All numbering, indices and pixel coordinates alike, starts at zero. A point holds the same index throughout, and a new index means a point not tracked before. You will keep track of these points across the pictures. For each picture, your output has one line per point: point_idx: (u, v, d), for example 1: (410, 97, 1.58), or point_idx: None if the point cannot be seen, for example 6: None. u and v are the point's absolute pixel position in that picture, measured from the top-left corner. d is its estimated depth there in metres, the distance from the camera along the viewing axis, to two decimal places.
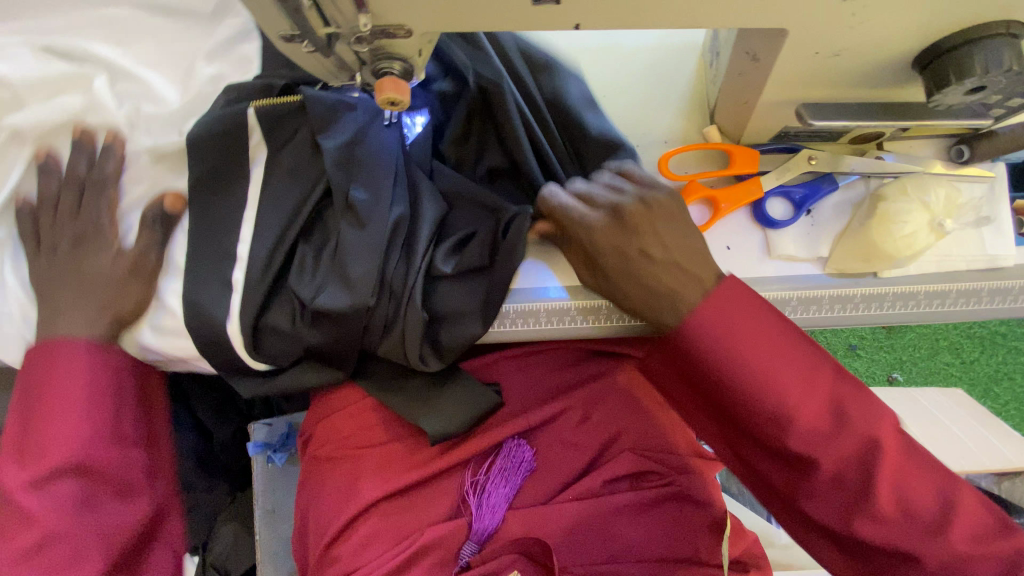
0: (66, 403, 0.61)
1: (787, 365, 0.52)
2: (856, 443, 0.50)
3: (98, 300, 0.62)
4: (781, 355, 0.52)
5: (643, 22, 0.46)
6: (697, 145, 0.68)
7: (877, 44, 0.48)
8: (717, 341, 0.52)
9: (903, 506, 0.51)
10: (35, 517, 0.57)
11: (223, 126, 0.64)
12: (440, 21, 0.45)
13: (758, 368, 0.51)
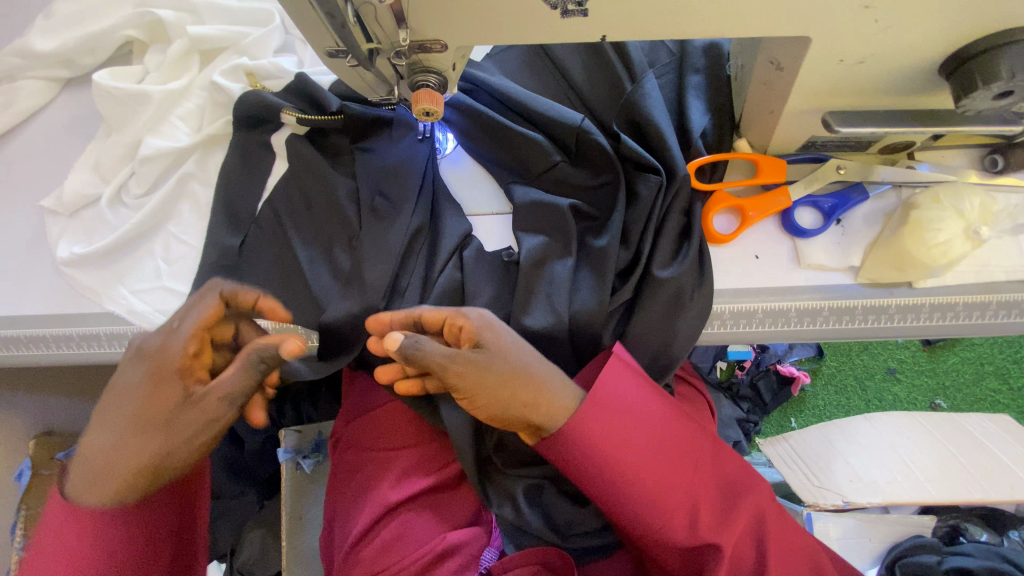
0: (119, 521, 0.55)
1: (646, 436, 0.60)
2: (703, 477, 0.61)
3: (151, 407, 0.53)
4: (651, 452, 0.60)
5: (667, 33, 0.48)
6: (725, 156, 0.68)
7: (903, 50, 0.49)
8: (613, 446, 0.59)
9: (724, 517, 0.60)
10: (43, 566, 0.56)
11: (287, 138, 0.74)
12: (473, 35, 0.47)
13: (618, 448, 0.59)
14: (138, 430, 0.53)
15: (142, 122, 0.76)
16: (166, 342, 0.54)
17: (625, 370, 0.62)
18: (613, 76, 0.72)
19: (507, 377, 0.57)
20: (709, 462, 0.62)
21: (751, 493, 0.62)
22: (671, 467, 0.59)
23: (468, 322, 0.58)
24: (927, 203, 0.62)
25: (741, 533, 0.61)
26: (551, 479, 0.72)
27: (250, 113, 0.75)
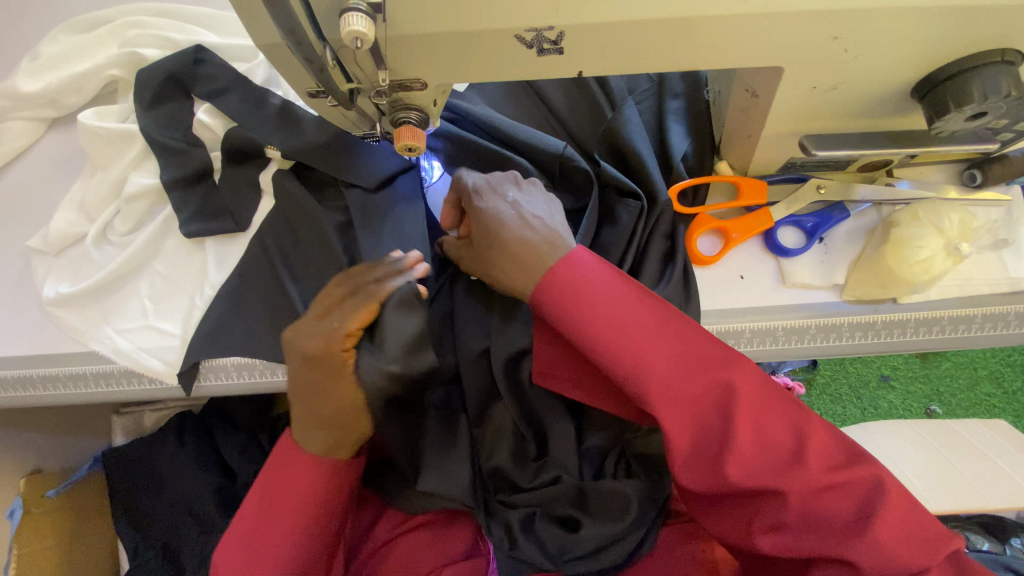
0: (294, 491, 0.59)
1: (600, 281, 0.57)
2: (708, 389, 0.54)
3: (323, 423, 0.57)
4: (606, 294, 0.56)
5: (642, 66, 0.49)
6: (708, 179, 0.69)
7: (872, 77, 0.50)
8: (566, 296, 0.57)
9: (758, 443, 0.53)
10: None
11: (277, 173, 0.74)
12: (452, 72, 0.48)
13: (576, 297, 0.57)
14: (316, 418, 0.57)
15: (126, 160, 0.76)
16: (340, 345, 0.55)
17: (586, 276, 0.57)
18: (593, 105, 0.73)
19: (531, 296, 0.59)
20: (715, 348, 0.55)
21: (736, 364, 0.55)
22: (659, 351, 0.55)
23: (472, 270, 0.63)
24: (906, 221, 0.64)
25: (786, 447, 0.53)
26: (542, 504, 0.71)
27: (235, 150, 0.75)
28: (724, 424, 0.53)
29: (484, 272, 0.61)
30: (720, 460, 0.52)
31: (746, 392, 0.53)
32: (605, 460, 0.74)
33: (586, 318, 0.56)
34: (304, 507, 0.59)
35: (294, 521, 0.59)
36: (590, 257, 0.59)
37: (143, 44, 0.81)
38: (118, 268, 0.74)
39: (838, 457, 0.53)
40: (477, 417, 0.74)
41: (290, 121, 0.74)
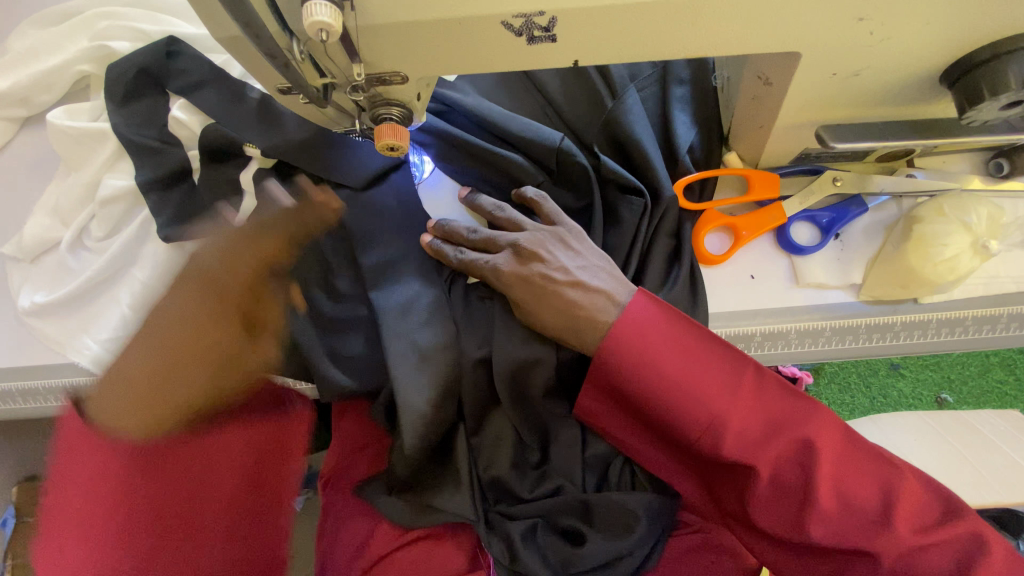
0: (167, 402, 0.46)
1: (673, 337, 0.57)
2: (788, 447, 0.55)
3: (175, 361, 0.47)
4: (681, 350, 0.56)
5: (643, 54, 0.44)
6: (716, 171, 0.65)
7: (898, 62, 0.46)
8: (637, 353, 0.56)
9: (842, 501, 0.55)
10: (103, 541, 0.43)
11: (260, 173, 0.70)
12: (435, 65, 0.44)
13: (650, 355, 0.56)
14: (171, 368, 0.47)
15: (100, 162, 0.72)
16: (214, 271, 0.52)
17: (655, 325, 0.57)
18: (592, 93, 0.69)
19: (565, 328, 0.59)
20: (793, 402, 0.56)
21: (812, 417, 0.56)
22: (739, 411, 0.55)
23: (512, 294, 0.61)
24: (930, 217, 0.59)
25: (871, 507, 0.55)
26: (545, 514, 0.68)
27: (213, 149, 0.71)
28: (805, 483, 0.54)
29: (523, 308, 0.61)
30: (801, 515, 0.54)
31: (827, 444, 0.55)
32: (609, 467, 0.70)
33: (664, 375, 0.56)
34: (207, 537, 0.48)
35: (181, 571, 0.46)
36: (653, 304, 0.58)
37: (115, 37, 0.77)
38: (96, 275, 0.70)
39: (921, 515, 0.55)
40: (474, 425, 0.69)
41: (270, 118, 0.70)
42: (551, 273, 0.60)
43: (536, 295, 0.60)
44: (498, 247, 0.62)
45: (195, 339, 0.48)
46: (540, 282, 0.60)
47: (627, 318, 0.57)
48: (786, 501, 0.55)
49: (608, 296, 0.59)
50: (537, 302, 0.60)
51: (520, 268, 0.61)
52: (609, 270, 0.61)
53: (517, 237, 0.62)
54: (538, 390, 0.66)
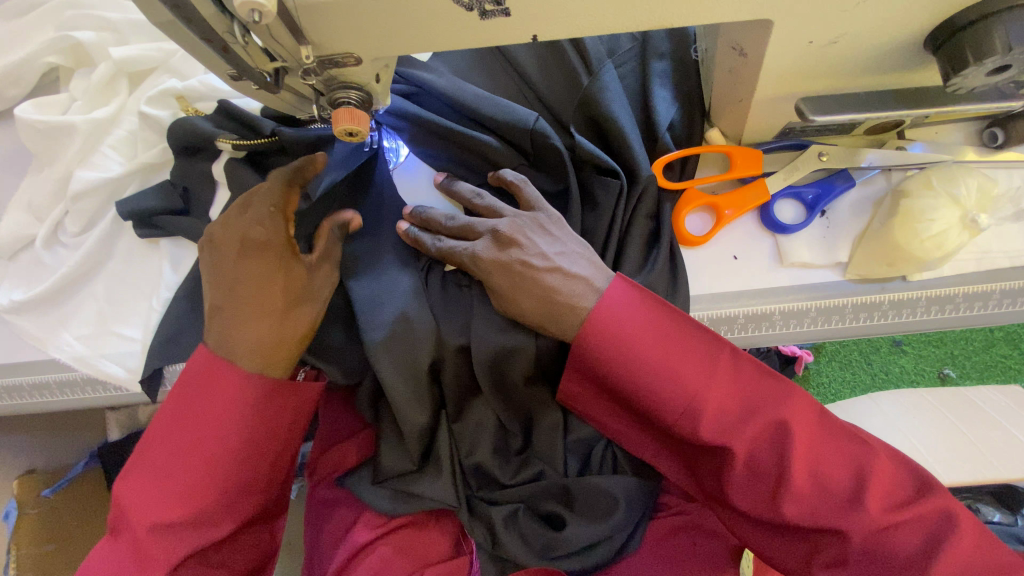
0: (216, 412, 0.56)
1: (649, 321, 0.56)
2: (763, 429, 0.54)
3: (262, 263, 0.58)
4: (659, 333, 0.56)
5: (606, 26, 0.42)
6: (697, 149, 0.62)
7: (877, 27, 0.43)
8: (613, 337, 0.56)
9: (815, 481, 0.54)
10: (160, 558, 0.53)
11: (231, 164, 0.69)
12: (387, 44, 0.42)
13: (626, 338, 0.55)
14: (253, 316, 0.57)
15: (70, 156, 0.71)
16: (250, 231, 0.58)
17: (632, 309, 0.56)
18: (569, 70, 0.66)
19: (546, 315, 0.58)
20: (769, 384, 0.55)
21: (790, 400, 0.55)
22: (715, 393, 0.54)
23: (491, 282, 0.59)
24: (919, 190, 0.57)
25: (844, 487, 0.54)
26: (527, 500, 0.68)
27: (182, 141, 0.70)
28: (780, 464, 0.54)
29: (503, 296, 0.59)
30: (776, 496, 0.54)
31: (804, 426, 0.54)
32: (592, 450, 0.70)
33: (641, 359, 0.55)
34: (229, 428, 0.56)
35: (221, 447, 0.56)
36: (630, 288, 0.57)
37: (80, 26, 0.75)
38: (71, 271, 0.69)
39: (897, 495, 0.55)
40: (455, 412, 0.68)
41: (239, 119, 0.69)
42: (530, 259, 0.58)
43: (516, 282, 0.58)
44: (477, 232, 0.61)
45: (276, 319, 0.58)
46: (520, 269, 0.58)
47: (603, 304, 0.56)
48: (760, 483, 0.55)
49: (588, 283, 0.57)
50: (517, 289, 0.58)
51: (499, 254, 0.59)
52: (590, 257, 0.60)
53: (497, 223, 0.60)
54: (518, 377, 0.66)
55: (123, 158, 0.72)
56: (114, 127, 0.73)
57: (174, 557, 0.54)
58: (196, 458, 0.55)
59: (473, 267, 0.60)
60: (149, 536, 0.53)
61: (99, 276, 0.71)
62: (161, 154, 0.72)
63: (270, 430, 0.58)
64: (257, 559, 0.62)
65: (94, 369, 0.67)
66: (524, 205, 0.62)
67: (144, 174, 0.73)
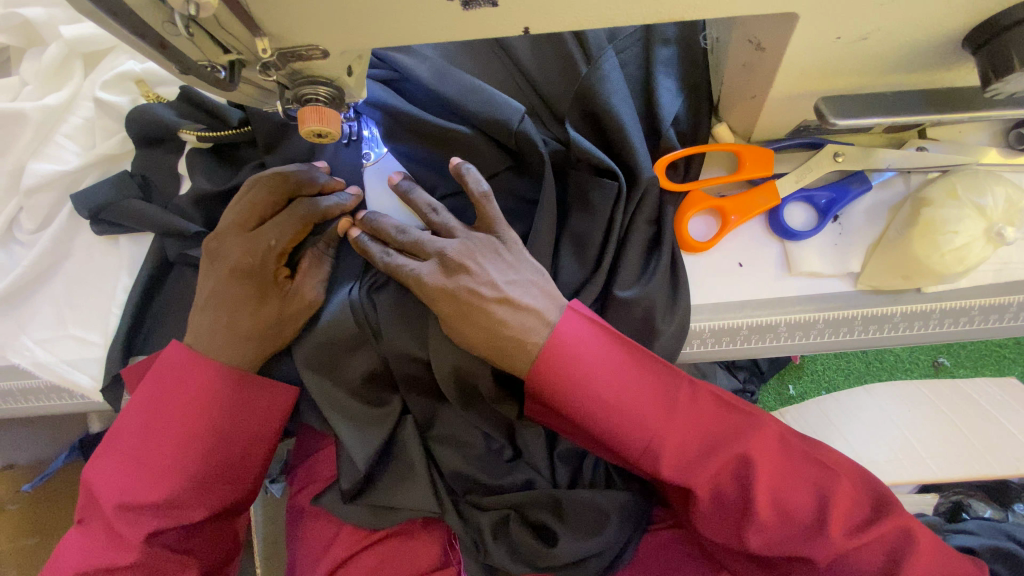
0: (184, 403, 0.53)
1: (600, 356, 0.51)
2: (725, 463, 0.51)
3: (245, 275, 0.55)
4: (610, 367, 0.51)
5: (609, 18, 0.37)
6: (702, 147, 0.57)
7: (915, 22, 0.38)
8: (562, 376, 0.51)
9: (779, 510, 0.51)
10: (129, 541, 0.50)
11: (199, 158, 0.64)
12: (358, 38, 0.37)
13: (576, 376, 0.51)
14: (222, 326, 0.54)
15: (22, 147, 0.65)
16: (246, 252, 0.55)
17: (583, 343, 0.52)
18: (565, 55, 0.60)
19: (494, 346, 0.52)
20: (727, 412, 0.52)
21: (752, 432, 0.51)
22: (673, 429, 0.51)
23: (437, 306, 0.53)
24: (941, 199, 0.53)
25: (806, 515, 0.51)
26: (517, 506, 0.64)
27: (143, 131, 0.64)
28: (743, 497, 0.51)
29: (446, 323, 0.54)
30: (744, 529, 0.51)
31: (767, 457, 0.51)
32: (583, 460, 0.67)
33: (594, 399, 0.51)
34: (197, 422, 0.52)
35: (187, 442, 0.52)
36: (582, 317, 0.53)
37: (27, 2, 0.68)
38: (26, 273, 0.64)
39: (867, 512, 0.52)
40: (426, 421, 0.65)
41: (207, 106, 0.63)
42: (477, 288, 0.53)
43: (462, 310, 0.53)
44: (425, 252, 0.55)
45: (249, 321, 0.55)
46: (466, 297, 0.52)
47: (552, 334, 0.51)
48: (726, 513, 0.52)
49: (539, 316, 0.52)
50: (460, 318, 0.53)
51: (445, 281, 0.53)
52: (542, 284, 0.54)
53: (445, 245, 0.55)
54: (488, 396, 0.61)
55: (81, 149, 0.67)
56: (69, 113, 0.67)
57: (143, 534, 0.50)
58: (169, 441, 0.52)
59: (416, 288, 0.54)
60: (117, 516, 0.50)
61: (59, 277, 0.66)
62: (123, 144, 0.66)
63: (243, 428, 0.55)
64: (224, 550, 0.57)
65: (55, 377, 0.63)
66: (485, 223, 0.56)
67: (104, 166, 0.67)
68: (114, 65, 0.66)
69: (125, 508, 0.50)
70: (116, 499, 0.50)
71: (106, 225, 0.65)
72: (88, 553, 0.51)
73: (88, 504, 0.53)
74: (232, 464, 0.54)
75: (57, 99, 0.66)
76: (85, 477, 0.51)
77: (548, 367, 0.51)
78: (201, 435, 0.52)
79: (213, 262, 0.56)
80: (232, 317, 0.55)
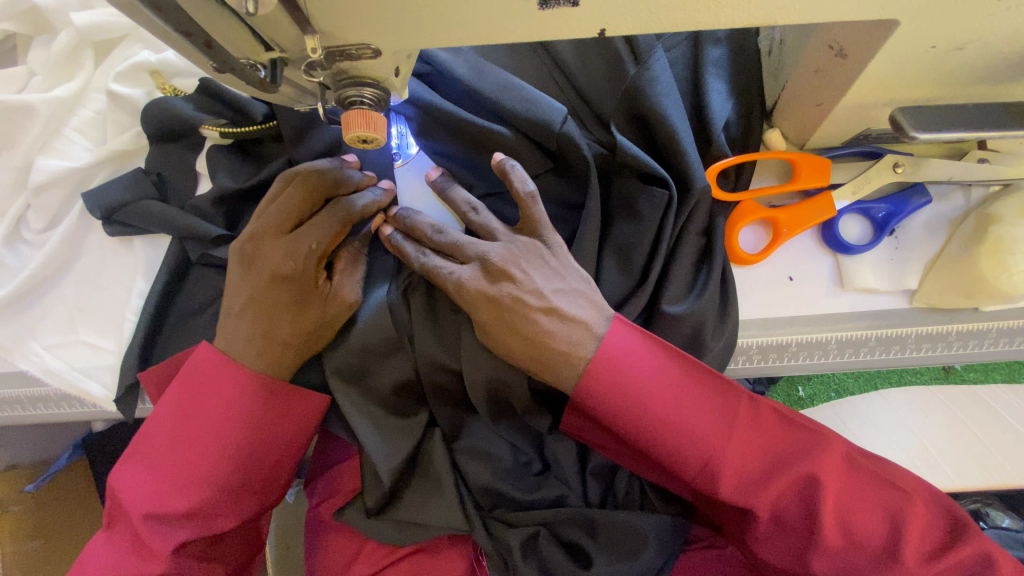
0: (213, 410, 0.49)
1: (656, 371, 0.49)
2: (790, 484, 0.48)
3: (282, 281, 0.51)
4: (667, 381, 0.49)
5: (695, 20, 0.34)
6: (755, 155, 0.54)
7: (1018, 29, 0.36)
8: (617, 390, 0.48)
9: (846, 534, 0.48)
10: (155, 553, 0.47)
11: (220, 156, 0.60)
12: (421, 38, 0.34)
13: (631, 391, 0.48)
14: (257, 334, 0.50)
15: (29, 142, 0.61)
16: (284, 257, 0.51)
17: (638, 356, 0.49)
18: (610, 55, 0.57)
19: (541, 356, 0.50)
20: (791, 430, 0.49)
21: (817, 450, 0.48)
22: (735, 447, 0.48)
23: (481, 313, 0.50)
24: (1011, 217, 0.50)
25: (876, 538, 0.48)
26: (548, 523, 0.60)
27: (160, 126, 0.60)
28: (810, 521, 0.48)
29: (488, 332, 0.51)
30: (808, 554, 0.48)
31: (834, 477, 0.48)
32: (615, 477, 0.64)
33: (651, 414, 0.48)
34: (226, 430, 0.49)
35: (215, 452, 0.49)
36: (635, 329, 0.50)
37: None
38: (34, 275, 0.61)
39: (936, 535, 0.49)
40: (453, 431, 0.61)
41: (231, 100, 0.60)
42: (523, 296, 0.50)
43: (509, 319, 0.50)
44: (464, 256, 0.52)
45: (286, 330, 0.51)
46: (510, 305, 0.50)
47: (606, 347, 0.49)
48: (787, 536, 0.49)
49: (588, 328, 0.49)
50: (506, 328, 0.50)
51: (487, 286, 0.50)
52: (590, 295, 0.51)
53: (488, 248, 0.52)
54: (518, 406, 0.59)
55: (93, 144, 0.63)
56: (80, 107, 0.63)
57: (170, 546, 0.47)
58: (201, 449, 0.49)
59: (457, 295, 0.51)
60: (142, 526, 0.47)
61: (69, 280, 0.62)
62: (136, 139, 0.63)
63: (275, 436, 0.51)
64: (246, 555, 0.55)
65: (65, 386, 0.60)
66: (529, 225, 0.53)
67: (117, 162, 0.63)
68: (127, 56, 0.63)
69: (151, 518, 0.47)
70: (142, 509, 0.47)
71: (120, 226, 0.61)
72: (111, 560, 0.48)
73: (114, 508, 0.50)
74: (262, 473, 0.51)
75: (67, 91, 0.62)
76: (110, 483, 0.48)
77: (602, 380, 0.49)
78: (231, 445, 0.49)
79: (243, 266, 0.52)
80: (268, 325, 0.51)
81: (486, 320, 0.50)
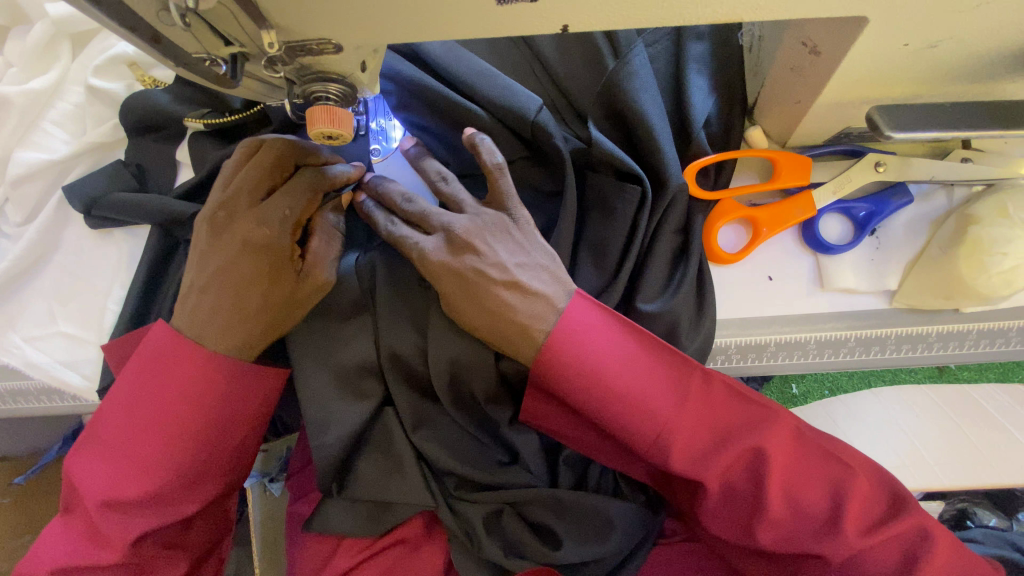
0: (166, 396, 0.47)
1: (609, 342, 0.48)
2: (737, 457, 0.47)
3: (252, 252, 0.49)
4: (618, 353, 0.48)
5: (661, 18, 0.34)
6: (734, 154, 0.54)
7: (991, 28, 0.35)
8: (569, 361, 0.48)
9: (791, 505, 0.47)
10: (114, 540, 0.46)
11: (198, 149, 0.60)
12: (383, 33, 0.33)
13: (583, 362, 0.48)
14: (223, 307, 0.48)
15: (6, 134, 0.61)
16: (254, 227, 0.49)
17: (590, 328, 0.48)
18: (591, 49, 0.56)
19: (505, 330, 0.49)
20: (742, 407, 0.48)
21: (767, 424, 0.48)
22: (684, 418, 0.47)
23: (442, 285, 0.50)
24: (991, 217, 0.50)
25: (820, 510, 0.48)
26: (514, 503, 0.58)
27: (138, 119, 0.60)
28: (756, 491, 0.47)
29: (457, 306, 0.50)
30: (753, 525, 0.48)
31: (782, 450, 0.48)
32: (589, 467, 0.61)
33: (602, 385, 0.48)
34: (179, 416, 0.47)
35: (170, 440, 0.47)
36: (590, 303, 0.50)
37: None
38: (14, 268, 0.61)
39: (879, 507, 0.48)
40: (413, 419, 0.57)
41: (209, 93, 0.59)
42: (487, 270, 0.49)
43: (476, 291, 0.49)
44: (431, 226, 0.52)
45: (252, 303, 0.49)
46: (473, 277, 0.49)
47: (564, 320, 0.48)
48: (734, 508, 0.49)
49: (549, 302, 0.49)
50: (473, 300, 0.49)
51: (449, 258, 0.50)
52: (553, 271, 0.51)
53: (452, 220, 0.51)
54: (482, 395, 0.56)
55: (71, 136, 0.62)
56: (57, 98, 0.62)
57: (128, 534, 0.46)
58: (155, 435, 0.47)
59: (421, 265, 0.50)
60: (100, 514, 0.46)
61: (48, 272, 0.62)
62: (114, 131, 0.62)
63: (234, 420, 0.49)
64: (215, 537, 0.54)
65: (45, 378, 0.60)
66: (496, 198, 0.52)
67: (95, 154, 0.63)
68: (105, 47, 0.62)
69: (109, 506, 0.46)
70: (99, 496, 0.46)
71: (99, 218, 0.61)
72: (70, 546, 0.47)
73: (73, 496, 0.48)
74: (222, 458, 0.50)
75: (44, 82, 0.61)
76: (66, 470, 0.47)
77: (561, 352, 0.48)
78: (187, 430, 0.47)
79: (211, 237, 0.50)
80: (237, 297, 0.49)
81: (451, 292, 0.50)
